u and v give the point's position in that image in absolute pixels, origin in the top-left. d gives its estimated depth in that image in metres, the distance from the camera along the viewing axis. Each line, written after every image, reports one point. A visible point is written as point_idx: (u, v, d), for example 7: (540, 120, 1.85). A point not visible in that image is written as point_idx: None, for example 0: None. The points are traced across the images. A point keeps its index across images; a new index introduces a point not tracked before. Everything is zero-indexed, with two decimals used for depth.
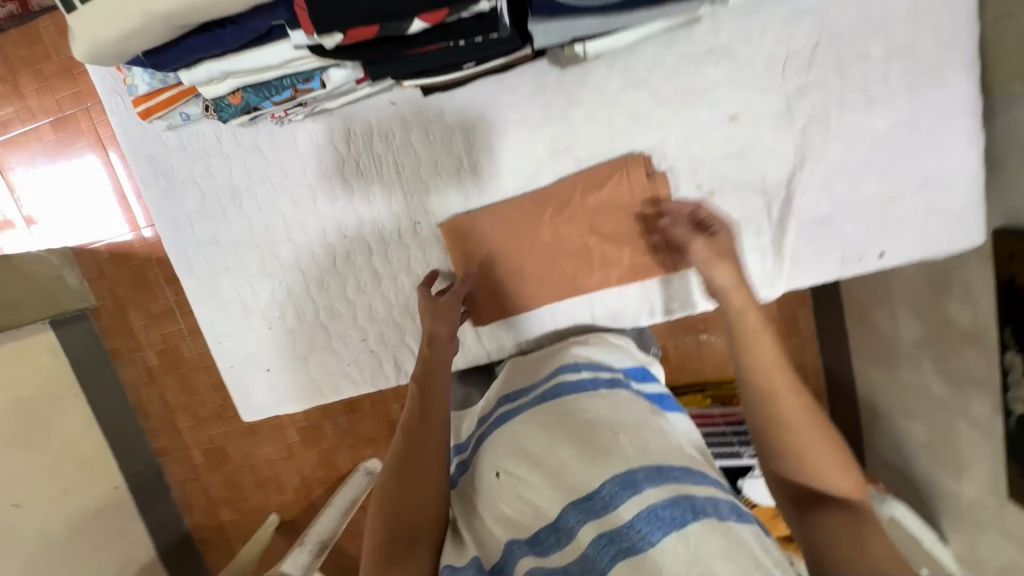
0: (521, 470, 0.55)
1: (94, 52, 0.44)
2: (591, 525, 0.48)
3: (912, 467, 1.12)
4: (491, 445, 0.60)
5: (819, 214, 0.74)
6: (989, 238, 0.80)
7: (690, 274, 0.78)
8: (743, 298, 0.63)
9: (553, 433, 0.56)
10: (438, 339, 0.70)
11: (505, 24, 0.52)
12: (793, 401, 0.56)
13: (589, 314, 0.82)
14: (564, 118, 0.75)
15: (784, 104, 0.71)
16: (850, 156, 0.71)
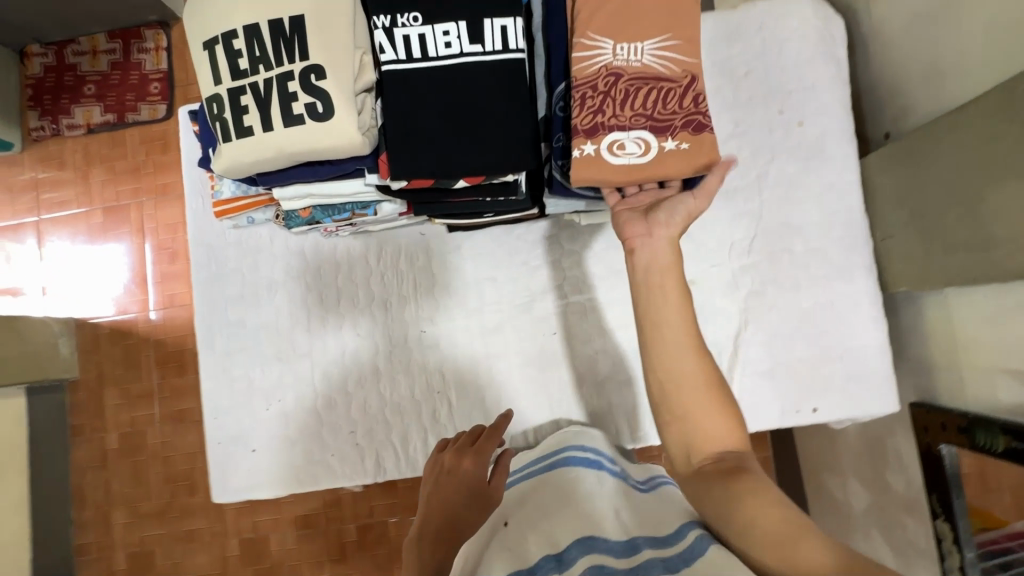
0: (531, 523, 0.66)
1: (232, 169, 0.61)
2: (589, 560, 0.55)
3: None
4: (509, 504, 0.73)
5: (760, 368, 0.88)
6: (907, 409, 0.94)
7: (591, 42, 0.64)
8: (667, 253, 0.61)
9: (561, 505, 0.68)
10: (460, 474, 0.72)
11: (522, 191, 0.70)
12: (696, 380, 0.57)
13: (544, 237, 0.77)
14: (558, 264, 0.93)
15: (730, 278, 0.90)
16: (782, 324, 0.88)
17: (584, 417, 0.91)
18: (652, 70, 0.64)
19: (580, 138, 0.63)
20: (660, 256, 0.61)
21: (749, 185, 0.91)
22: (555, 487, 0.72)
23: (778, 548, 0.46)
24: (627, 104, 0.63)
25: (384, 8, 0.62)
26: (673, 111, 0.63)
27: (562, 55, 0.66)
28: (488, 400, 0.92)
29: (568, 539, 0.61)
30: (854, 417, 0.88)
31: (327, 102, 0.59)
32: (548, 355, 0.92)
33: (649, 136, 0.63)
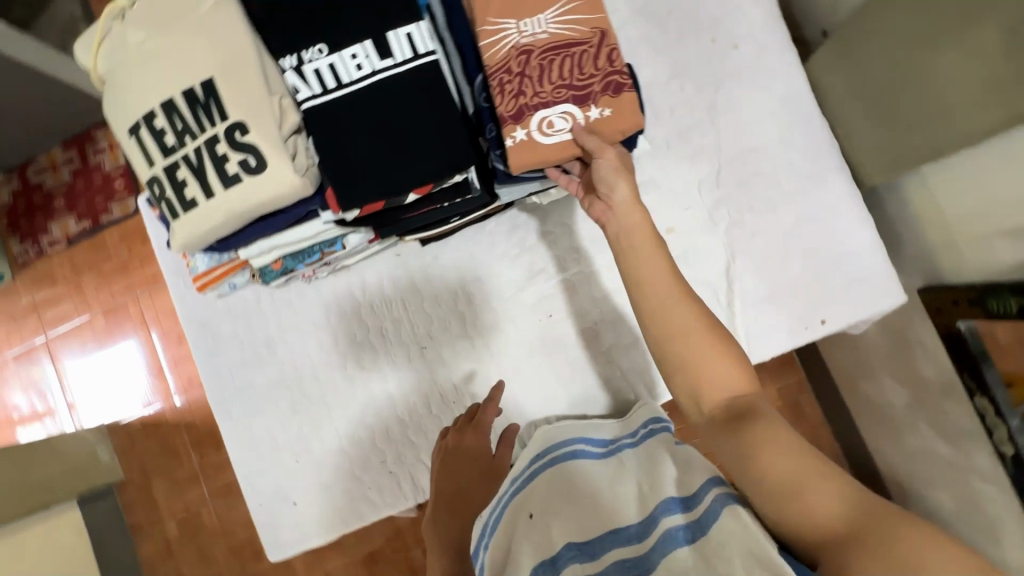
0: (555, 510, 0.67)
1: (189, 243, 0.62)
2: (616, 553, 0.57)
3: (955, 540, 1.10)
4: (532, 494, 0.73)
5: (760, 295, 0.87)
6: (917, 296, 0.93)
7: (494, 29, 0.63)
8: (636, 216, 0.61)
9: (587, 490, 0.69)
10: (466, 450, 0.84)
11: (475, 188, 0.70)
12: (697, 332, 0.56)
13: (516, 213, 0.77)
14: (536, 248, 0.93)
15: (707, 215, 0.89)
16: (769, 246, 0.87)
17: (601, 388, 0.91)
18: (559, 38, 0.63)
19: (509, 126, 0.62)
20: (635, 220, 0.61)
21: (702, 120, 0.90)
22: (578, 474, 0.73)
23: (793, 495, 0.47)
24: (546, 79, 0.62)
25: (288, 49, 0.62)
26: (590, 75, 0.62)
27: (469, 43, 0.66)
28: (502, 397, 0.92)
29: (594, 528, 0.62)
30: (865, 318, 0.87)
31: (257, 156, 0.59)
32: (550, 338, 0.92)
33: (572, 107, 0.62)
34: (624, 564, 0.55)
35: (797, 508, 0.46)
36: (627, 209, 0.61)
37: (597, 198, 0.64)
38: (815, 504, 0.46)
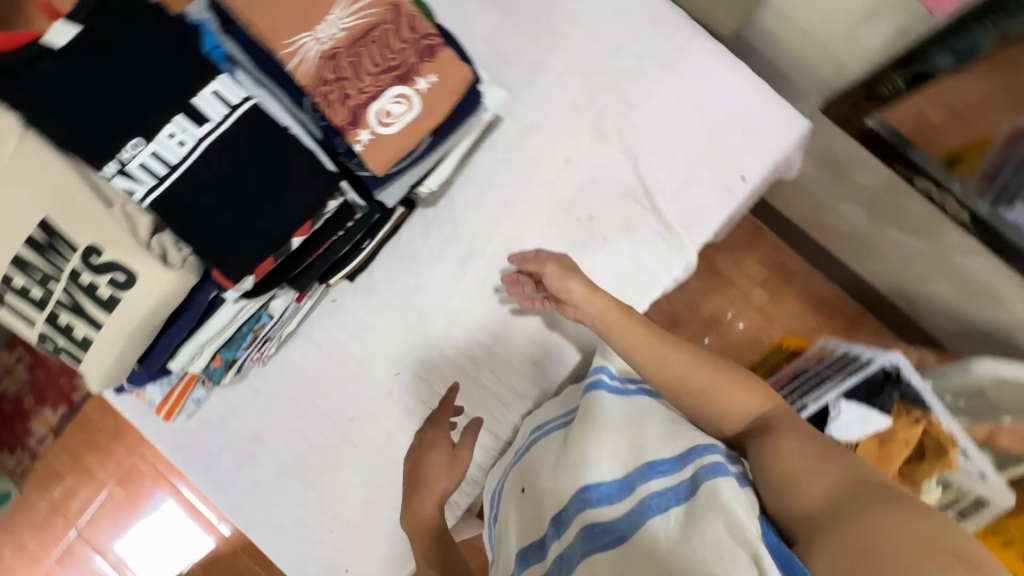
0: (538, 487, 0.70)
1: (103, 378, 0.63)
2: (583, 520, 0.60)
3: (971, 315, 1.12)
4: (524, 465, 0.77)
5: (678, 180, 0.86)
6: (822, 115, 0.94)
7: (293, 46, 0.61)
8: (599, 301, 0.72)
9: (564, 454, 0.71)
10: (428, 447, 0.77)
11: (359, 205, 0.69)
12: (708, 373, 0.68)
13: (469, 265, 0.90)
14: (456, 234, 0.91)
15: (596, 130, 0.88)
16: (665, 132, 0.86)
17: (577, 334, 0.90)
18: (359, 31, 0.61)
19: (352, 133, 0.61)
20: (609, 312, 0.72)
21: (552, 47, 0.89)
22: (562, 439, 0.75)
23: (794, 482, 0.57)
24: (363, 73, 0.61)
25: (99, 155, 0.58)
26: (402, 50, 0.61)
27: (277, 66, 0.63)
28: (491, 385, 0.91)
29: (565, 492, 0.66)
30: (783, 155, 0.86)
31: (123, 269, 0.59)
32: (508, 310, 0.90)
33: (401, 88, 0.61)
34: (593, 530, 0.58)
35: (792, 492, 0.56)
36: (588, 300, 0.73)
37: (565, 305, 0.77)
38: (808, 489, 0.56)
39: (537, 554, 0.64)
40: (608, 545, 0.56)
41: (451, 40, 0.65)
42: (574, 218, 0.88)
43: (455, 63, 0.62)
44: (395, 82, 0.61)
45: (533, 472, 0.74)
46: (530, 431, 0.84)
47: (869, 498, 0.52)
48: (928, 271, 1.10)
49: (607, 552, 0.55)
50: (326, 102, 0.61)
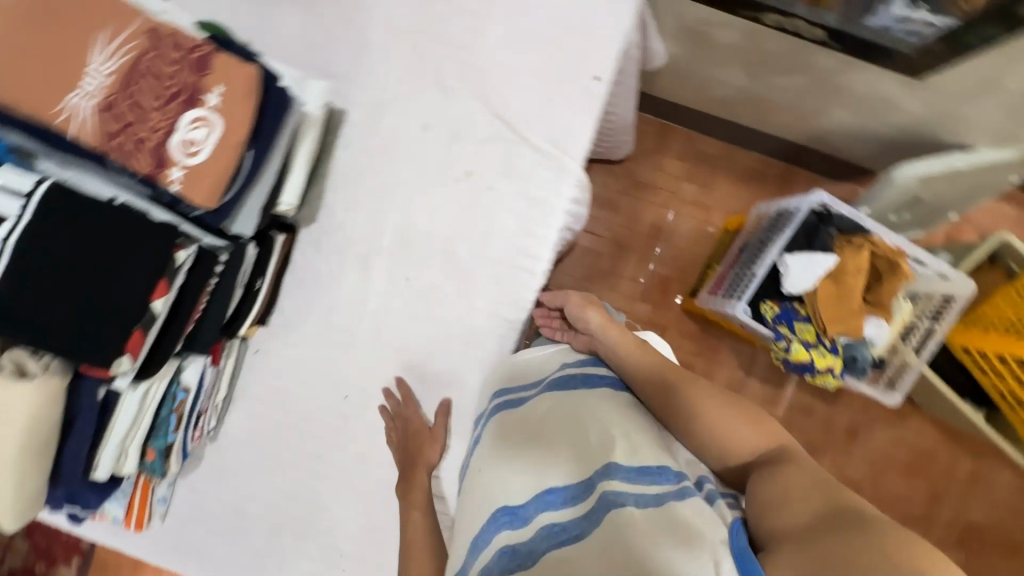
0: (501, 472, 0.65)
1: (16, 515, 0.64)
2: (547, 516, 0.58)
3: (878, 126, 1.11)
4: (486, 440, 0.71)
5: (535, 101, 0.83)
6: None
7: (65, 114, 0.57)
8: (615, 330, 0.74)
9: (528, 442, 0.66)
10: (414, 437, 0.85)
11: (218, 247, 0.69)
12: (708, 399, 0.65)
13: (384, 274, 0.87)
14: (346, 238, 0.88)
15: (438, 83, 0.84)
16: (504, 59, 0.83)
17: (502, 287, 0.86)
18: (125, 71, 0.59)
19: (164, 176, 0.59)
20: (621, 339, 0.73)
21: (362, 18, 0.84)
22: (524, 419, 0.69)
23: (788, 497, 0.52)
24: (147, 111, 0.59)
25: None
26: (177, 74, 0.59)
27: (53, 138, 0.58)
28: (438, 371, 0.87)
29: (525, 483, 0.63)
30: (629, 35, 0.83)
31: None
32: (427, 290, 0.87)
33: (193, 111, 0.59)
34: (555, 530, 0.57)
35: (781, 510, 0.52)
36: (605, 331, 0.75)
37: (579, 333, 0.79)
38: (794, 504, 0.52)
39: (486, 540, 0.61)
40: (564, 544, 0.55)
41: (223, 45, 0.62)
42: (452, 178, 0.85)
43: (235, 63, 0.60)
44: (183, 108, 0.59)
45: (496, 447, 0.69)
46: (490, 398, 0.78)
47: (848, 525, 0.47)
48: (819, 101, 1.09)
49: (562, 550, 0.54)
50: (124, 154, 0.59)
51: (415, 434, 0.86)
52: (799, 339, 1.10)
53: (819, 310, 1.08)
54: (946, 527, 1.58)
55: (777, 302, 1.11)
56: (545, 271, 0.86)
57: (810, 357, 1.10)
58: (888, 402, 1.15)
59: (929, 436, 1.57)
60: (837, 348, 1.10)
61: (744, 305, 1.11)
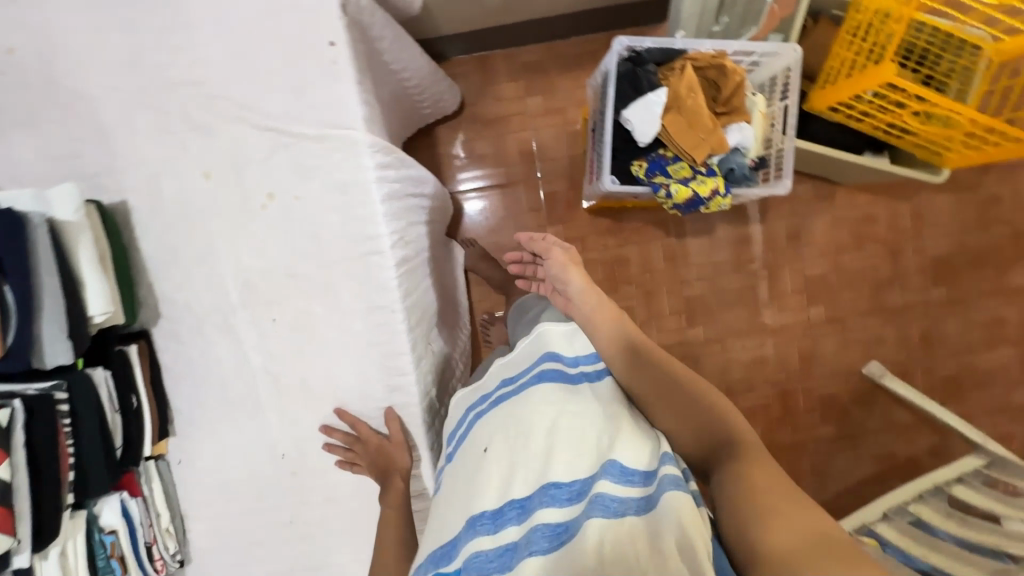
0: (496, 461, 0.74)
1: None
2: (545, 511, 0.67)
3: None
4: (481, 426, 0.80)
5: (289, 95, 0.80)
6: None
7: None
8: (593, 296, 0.85)
9: (525, 432, 0.74)
10: (382, 453, 0.86)
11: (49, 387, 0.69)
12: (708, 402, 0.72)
13: (274, 331, 0.85)
14: (198, 317, 0.85)
15: (194, 130, 0.81)
16: (239, 73, 0.80)
17: (366, 277, 0.84)
18: None
19: None
20: (599, 305, 0.85)
21: (92, 108, 0.81)
22: (513, 410, 0.77)
23: (764, 508, 0.56)
24: None
25: None
26: None
27: None
28: (351, 387, 0.86)
29: (521, 475, 0.71)
30: None
31: None
32: (300, 320, 0.85)
33: None
34: (549, 531, 0.65)
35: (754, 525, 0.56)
36: (581, 295, 0.87)
37: (558, 294, 0.90)
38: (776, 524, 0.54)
39: (489, 526, 0.69)
40: (559, 541, 0.64)
41: None
42: (259, 209, 0.83)
43: None
44: None
45: (490, 431, 0.78)
46: (474, 397, 0.88)
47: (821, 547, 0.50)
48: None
49: (558, 549, 0.63)
50: None
51: (377, 454, 0.85)
52: (675, 180, 1.09)
53: (678, 144, 1.08)
54: (914, 272, 1.63)
55: (643, 159, 1.11)
56: (393, 247, 0.84)
57: (693, 191, 1.08)
58: (782, 191, 1.10)
59: (858, 203, 1.62)
60: (712, 170, 1.09)
61: (611, 177, 1.11)
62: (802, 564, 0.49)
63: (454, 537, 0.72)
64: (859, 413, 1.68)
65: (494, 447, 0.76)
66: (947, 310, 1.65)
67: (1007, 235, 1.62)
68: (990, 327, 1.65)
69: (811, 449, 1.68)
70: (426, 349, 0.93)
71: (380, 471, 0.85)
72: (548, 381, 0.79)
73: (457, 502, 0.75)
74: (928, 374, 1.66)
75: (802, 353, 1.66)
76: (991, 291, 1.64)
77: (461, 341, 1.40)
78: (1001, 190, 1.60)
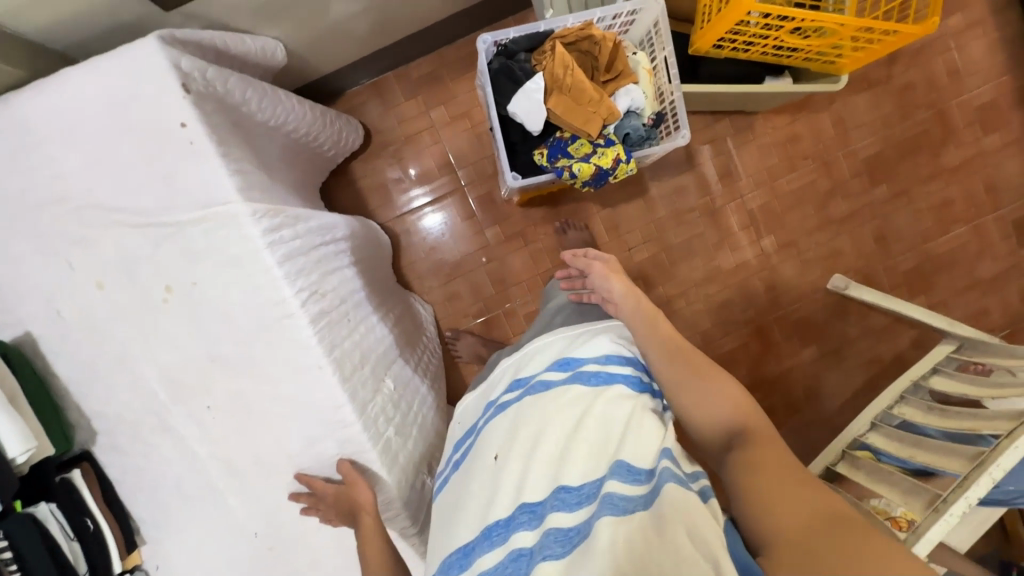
0: (508, 468, 0.78)
1: None
2: (556, 514, 0.71)
3: None
4: (491, 433, 0.84)
5: (155, 186, 0.79)
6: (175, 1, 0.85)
7: None
8: (635, 299, 0.98)
9: (539, 436, 0.79)
10: (346, 501, 0.86)
11: None
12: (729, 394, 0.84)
13: (212, 415, 0.85)
14: (131, 425, 0.84)
15: (73, 245, 0.80)
16: (100, 177, 0.79)
17: (284, 339, 0.83)
18: None
19: None
20: (642, 306, 0.97)
21: None
22: (526, 415, 0.82)
23: (784, 493, 0.68)
24: None
25: None
26: None
27: None
28: (302, 451, 0.86)
29: (535, 482, 0.76)
30: (171, 66, 0.78)
31: None
32: (234, 398, 0.84)
33: None
34: (560, 533, 0.69)
35: (766, 517, 0.66)
36: (624, 298, 0.98)
37: (604, 301, 1.01)
38: (787, 512, 0.65)
39: (504, 534, 0.73)
40: (571, 543, 0.68)
41: None
42: (161, 304, 0.82)
43: None
44: None
45: (502, 438, 0.82)
46: (482, 408, 0.93)
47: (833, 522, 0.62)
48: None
49: (571, 550, 0.68)
50: None
51: (340, 500, 0.86)
52: (577, 160, 1.08)
53: (570, 123, 1.07)
54: (851, 178, 1.63)
55: (542, 147, 1.11)
56: (303, 305, 0.84)
57: (595, 166, 1.07)
58: (681, 142, 1.08)
59: (778, 126, 1.62)
60: (611, 140, 1.08)
61: (513, 173, 1.11)
62: (820, 538, 0.60)
63: (461, 549, 0.76)
64: (835, 328, 1.68)
65: (506, 454, 0.79)
66: (892, 206, 1.65)
67: (930, 117, 1.62)
68: (938, 210, 1.65)
69: (799, 375, 1.69)
70: (370, 390, 0.93)
71: (350, 516, 0.86)
72: (552, 388, 0.84)
73: (467, 512, 0.78)
74: (891, 272, 1.67)
75: (765, 285, 1.65)
76: (930, 175, 1.64)
77: (427, 341, 1.40)
78: (912, 76, 1.61)
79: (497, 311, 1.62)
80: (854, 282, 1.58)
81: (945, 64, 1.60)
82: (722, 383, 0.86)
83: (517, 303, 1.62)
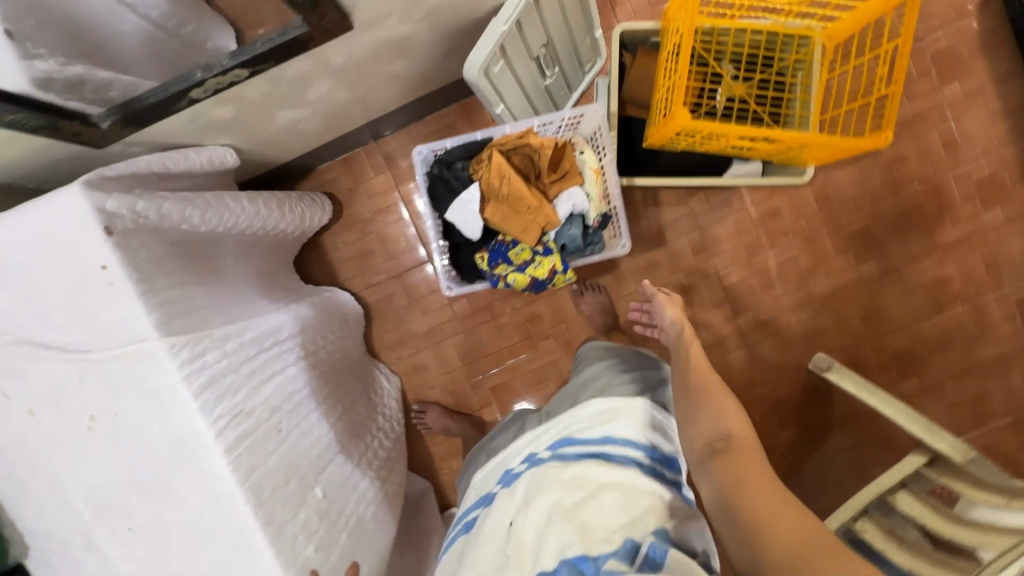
0: (523, 535, 0.87)
1: None
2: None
3: (431, 46, 1.08)
4: (509, 500, 0.95)
5: (80, 323, 0.83)
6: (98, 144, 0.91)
7: None
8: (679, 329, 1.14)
9: (552, 507, 0.88)
10: None
11: None
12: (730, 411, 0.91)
13: (135, 538, 0.88)
14: (61, 544, 0.89)
15: (7, 376, 0.85)
16: (33, 315, 0.83)
17: (200, 469, 0.86)
18: None
19: None
20: (686, 331, 1.12)
21: None
22: (541, 485, 0.92)
23: (781, 518, 0.73)
24: None
25: None
26: None
27: None
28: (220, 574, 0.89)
29: (546, 553, 0.83)
30: (95, 211, 0.81)
31: None
32: (154, 522, 0.87)
33: None
34: None
35: (769, 543, 0.71)
36: (667, 327, 1.18)
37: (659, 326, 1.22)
38: (786, 542, 0.70)
39: None
40: None
41: None
42: (87, 431, 0.86)
43: None
44: None
45: (518, 505, 0.92)
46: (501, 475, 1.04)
47: (830, 551, 0.67)
48: (368, 73, 1.08)
49: None
50: None
51: None
52: (515, 268, 1.07)
53: (508, 231, 1.06)
54: (835, 253, 1.56)
55: (483, 250, 1.10)
56: (218, 434, 0.87)
57: (531, 276, 1.08)
58: (621, 253, 1.10)
59: (757, 200, 1.56)
60: (549, 249, 1.08)
61: (449, 281, 1.11)
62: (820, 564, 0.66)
63: None
64: (819, 410, 1.60)
65: (522, 521, 0.89)
66: (880, 284, 1.56)
67: (923, 191, 1.52)
68: (932, 289, 1.55)
69: (778, 457, 1.61)
70: (293, 509, 0.96)
71: None
72: (567, 463, 0.95)
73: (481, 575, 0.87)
74: (879, 352, 1.58)
75: (742, 363, 1.59)
76: (922, 251, 1.55)
77: (378, 424, 1.42)
78: (903, 148, 1.52)
79: (463, 383, 1.62)
80: (837, 363, 1.50)
81: (940, 135, 1.51)
82: (729, 403, 0.93)
83: (484, 375, 1.62)
